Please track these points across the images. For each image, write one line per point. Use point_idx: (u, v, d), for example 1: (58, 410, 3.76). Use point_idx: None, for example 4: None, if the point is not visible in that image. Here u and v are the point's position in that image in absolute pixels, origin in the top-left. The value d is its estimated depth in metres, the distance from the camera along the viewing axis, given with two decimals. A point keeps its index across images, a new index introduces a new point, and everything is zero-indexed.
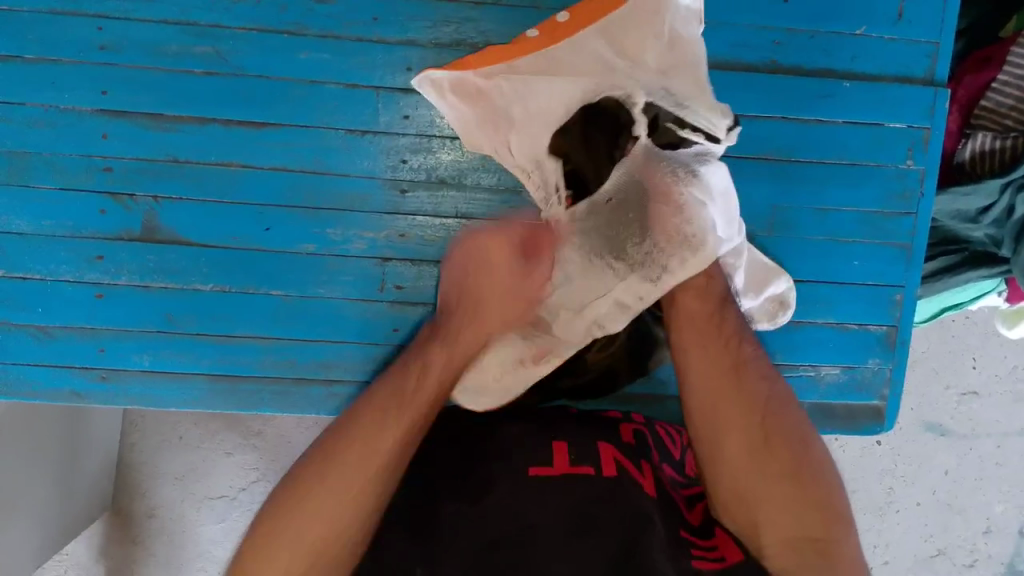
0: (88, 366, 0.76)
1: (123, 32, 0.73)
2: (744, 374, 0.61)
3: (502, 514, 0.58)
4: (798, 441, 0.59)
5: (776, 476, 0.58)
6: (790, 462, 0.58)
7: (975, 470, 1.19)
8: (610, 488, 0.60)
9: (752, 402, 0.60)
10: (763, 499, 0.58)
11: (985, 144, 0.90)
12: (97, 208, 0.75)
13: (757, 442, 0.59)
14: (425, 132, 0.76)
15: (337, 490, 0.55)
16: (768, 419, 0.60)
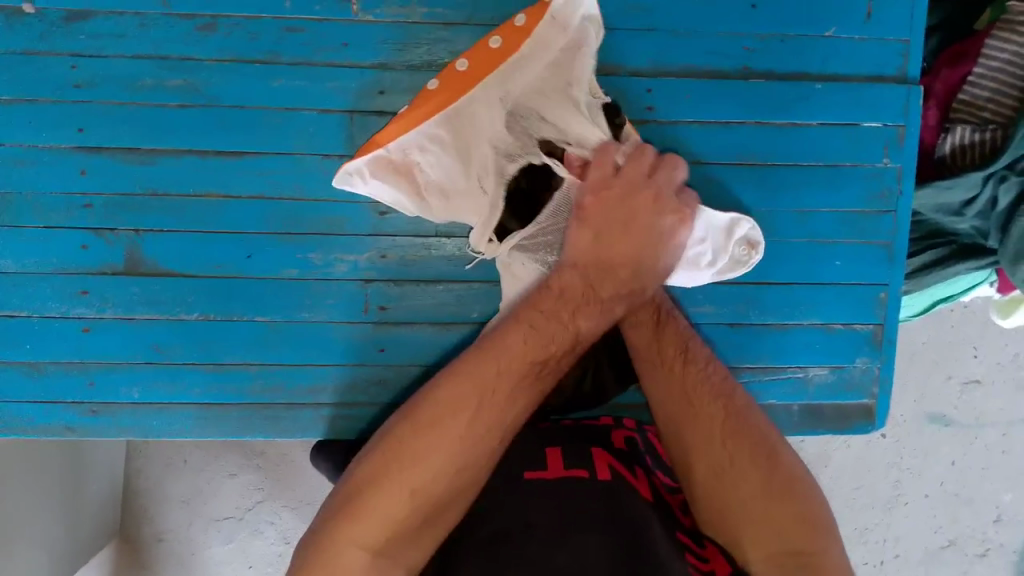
0: (78, 399, 0.77)
1: (98, 68, 0.74)
2: (706, 395, 0.62)
3: (499, 517, 0.60)
4: (765, 453, 0.58)
5: (750, 494, 0.57)
6: (760, 477, 0.57)
7: (981, 460, 1.19)
8: (601, 487, 0.61)
9: (712, 420, 0.61)
10: (744, 518, 0.56)
11: (965, 138, 0.90)
12: (80, 244, 0.75)
13: (723, 463, 0.58)
14: None
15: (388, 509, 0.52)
16: (731, 437, 0.59)
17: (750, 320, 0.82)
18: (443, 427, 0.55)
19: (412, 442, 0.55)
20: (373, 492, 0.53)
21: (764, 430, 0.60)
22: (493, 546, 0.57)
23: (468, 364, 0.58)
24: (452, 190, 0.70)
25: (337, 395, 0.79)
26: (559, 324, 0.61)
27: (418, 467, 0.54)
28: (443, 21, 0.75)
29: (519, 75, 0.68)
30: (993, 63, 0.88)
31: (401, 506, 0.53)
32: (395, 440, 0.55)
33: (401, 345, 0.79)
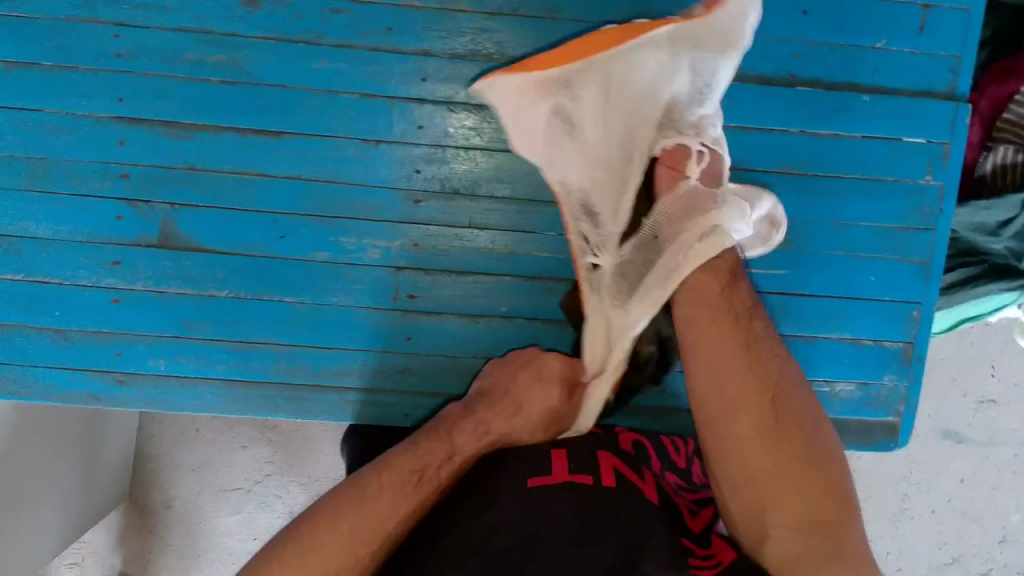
0: (104, 369, 0.77)
1: (142, 40, 0.73)
2: (755, 358, 0.61)
3: (502, 523, 0.58)
4: (805, 432, 0.58)
5: (785, 457, 0.57)
6: (797, 446, 0.57)
7: (993, 478, 1.18)
8: (608, 497, 0.60)
9: (760, 392, 0.59)
10: (771, 482, 0.57)
11: (1008, 157, 0.89)
12: (115, 215, 0.75)
13: (767, 424, 0.58)
14: (439, 142, 0.76)
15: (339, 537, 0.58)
16: (776, 406, 0.59)
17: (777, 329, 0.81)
18: (367, 503, 0.61)
19: (329, 514, 0.60)
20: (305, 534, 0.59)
21: (813, 413, 0.60)
22: (501, 558, 0.55)
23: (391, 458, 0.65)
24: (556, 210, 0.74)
25: (359, 380, 0.79)
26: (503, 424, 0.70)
27: (342, 526, 0.59)
28: (489, 11, 0.75)
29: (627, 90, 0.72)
30: None
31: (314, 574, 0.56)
32: (319, 512, 0.61)
33: (428, 334, 0.79)
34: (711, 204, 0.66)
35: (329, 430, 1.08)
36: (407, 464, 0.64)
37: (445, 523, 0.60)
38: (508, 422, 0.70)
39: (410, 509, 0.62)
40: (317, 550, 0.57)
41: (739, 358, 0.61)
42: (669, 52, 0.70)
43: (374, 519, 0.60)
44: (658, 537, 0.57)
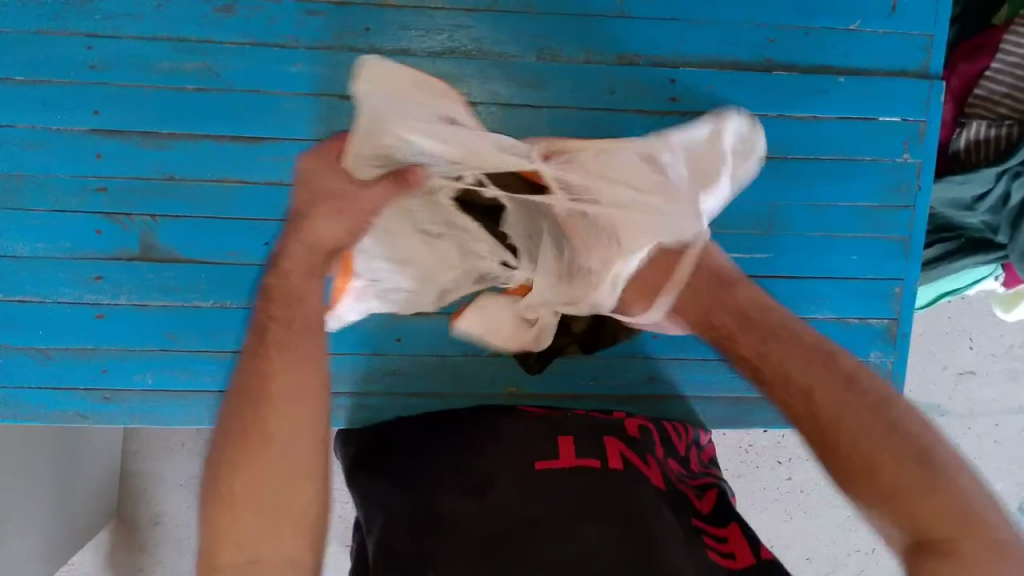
0: (90, 386, 0.76)
1: (113, 50, 0.72)
2: (817, 375, 0.52)
3: (508, 506, 0.59)
4: (894, 433, 0.47)
5: (892, 429, 0.48)
6: (896, 459, 0.46)
7: (974, 449, 1.20)
8: (613, 477, 0.62)
9: (835, 415, 0.50)
10: (902, 479, 0.45)
11: (981, 133, 0.90)
12: (93, 229, 0.74)
13: (868, 452, 0.47)
14: None
15: (271, 453, 0.48)
16: (851, 420, 0.49)
17: None
18: (261, 432, 0.48)
19: (234, 456, 0.48)
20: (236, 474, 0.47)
21: (906, 414, 0.49)
22: (503, 539, 0.55)
23: (254, 366, 0.51)
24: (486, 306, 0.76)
25: (346, 384, 0.80)
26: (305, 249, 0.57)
27: (272, 443, 0.48)
28: (464, 8, 0.75)
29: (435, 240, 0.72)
30: (1011, 58, 0.88)
31: (256, 508, 0.46)
32: (220, 461, 0.48)
33: (418, 335, 0.80)
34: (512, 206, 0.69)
35: None
36: (286, 357, 0.51)
37: (446, 501, 0.61)
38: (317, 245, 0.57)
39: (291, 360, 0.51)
40: (245, 478, 0.47)
41: (811, 389, 0.52)
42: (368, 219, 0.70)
43: (285, 417, 0.49)
44: (663, 516, 0.58)
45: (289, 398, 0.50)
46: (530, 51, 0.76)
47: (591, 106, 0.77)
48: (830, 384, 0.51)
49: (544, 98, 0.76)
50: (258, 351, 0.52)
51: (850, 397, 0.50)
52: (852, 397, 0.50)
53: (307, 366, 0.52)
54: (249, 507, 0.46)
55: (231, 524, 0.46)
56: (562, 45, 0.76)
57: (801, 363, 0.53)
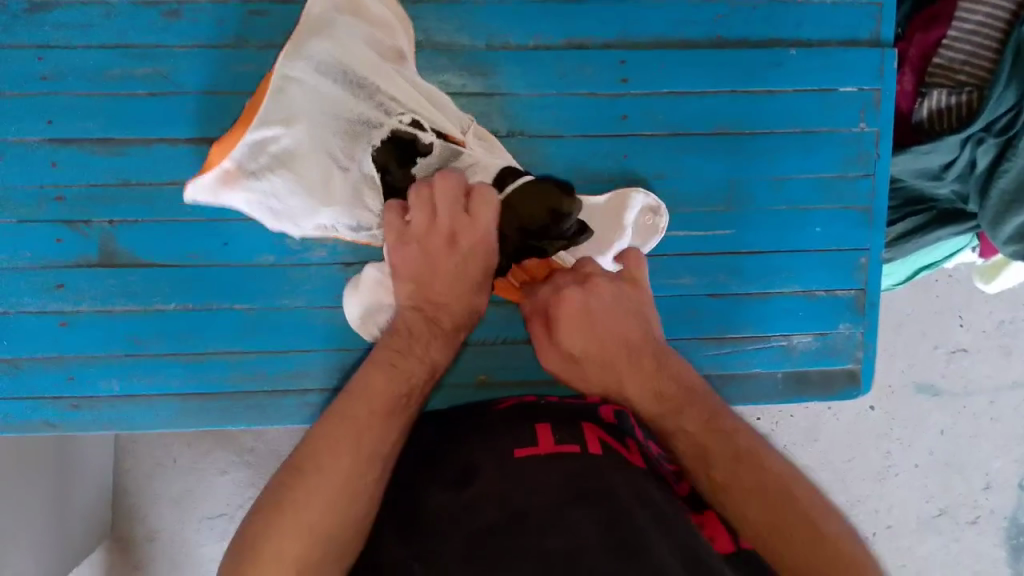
0: (59, 396, 0.76)
1: (63, 59, 0.73)
2: (713, 436, 0.61)
3: (490, 498, 0.57)
4: (784, 497, 0.55)
5: (742, 461, 0.58)
6: (752, 470, 0.57)
7: (969, 427, 1.19)
8: (593, 465, 0.59)
9: (728, 471, 0.58)
10: (754, 500, 0.55)
11: (942, 101, 0.90)
12: (54, 238, 0.74)
13: (750, 498, 0.56)
14: (346, 117, 0.72)
15: (339, 488, 0.54)
16: (733, 460, 0.58)
17: (732, 290, 0.81)
18: (341, 471, 0.55)
19: (296, 490, 0.54)
20: (304, 498, 0.53)
21: (760, 441, 0.60)
22: (488, 532, 0.53)
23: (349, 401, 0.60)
24: (350, 206, 0.73)
25: (317, 381, 0.78)
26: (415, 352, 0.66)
27: (346, 489, 0.55)
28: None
29: (307, 128, 0.71)
30: (966, 26, 0.88)
31: (307, 536, 0.51)
32: (290, 481, 0.54)
33: None
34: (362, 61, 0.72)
35: None
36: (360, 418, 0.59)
37: (429, 498, 0.60)
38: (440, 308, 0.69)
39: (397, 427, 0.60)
40: (310, 509, 0.53)
41: (710, 441, 0.60)
42: (279, 128, 0.69)
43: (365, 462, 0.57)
44: (653, 502, 0.56)
45: (354, 455, 0.56)
46: (479, 38, 0.76)
47: (544, 91, 0.77)
48: (706, 428, 0.62)
49: (497, 86, 0.76)
50: (382, 407, 0.60)
51: (713, 420, 0.62)
52: (738, 449, 0.59)
53: (401, 414, 0.61)
54: (304, 531, 0.51)
55: (271, 543, 0.51)
56: (511, 31, 0.76)
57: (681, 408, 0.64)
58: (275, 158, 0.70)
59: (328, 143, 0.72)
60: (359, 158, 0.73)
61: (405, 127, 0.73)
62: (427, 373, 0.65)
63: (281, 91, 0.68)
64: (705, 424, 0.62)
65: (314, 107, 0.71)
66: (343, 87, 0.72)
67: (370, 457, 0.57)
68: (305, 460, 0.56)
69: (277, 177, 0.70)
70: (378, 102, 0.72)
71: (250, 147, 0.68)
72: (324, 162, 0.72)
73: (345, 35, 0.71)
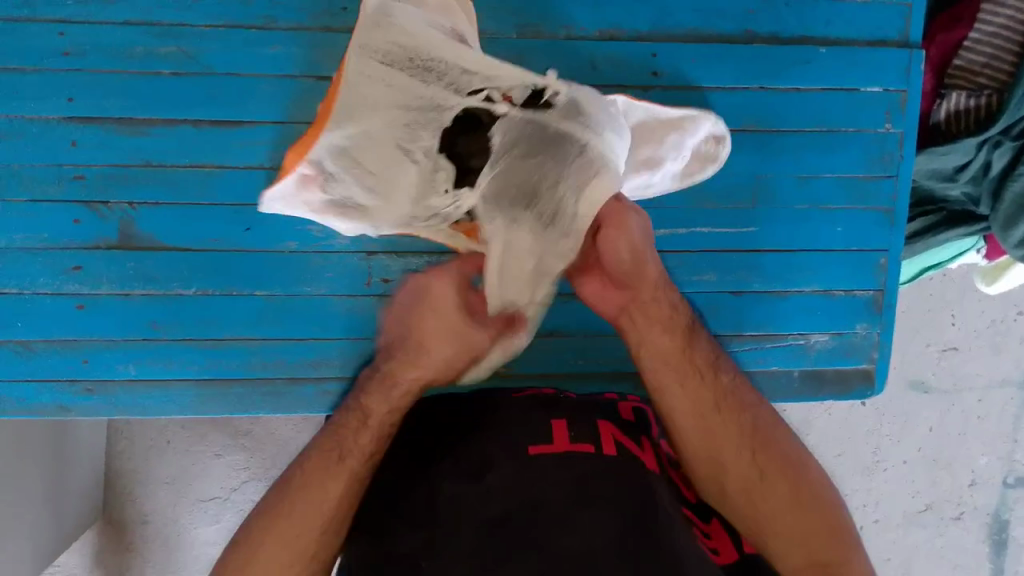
0: (73, 379, 0.75)
1: (85, 36, 0.71)
2: (725, 408, 0.65)
3: (504, 494, 0.57)
4: (791, 485, 0.61)
5: (744, 450, 0.63)
6: (755, 462, 0.63)
7: (959, 424, 1.21)
8: (613, 464, 0.60)
9: (747, 458, 0.63)
10: (762, 500, 0.61)
11: (960, 103, 0.91)
12: (71, 218, 0.73)
13: (754, 477, 0.62)
14: (429, 107, 0.65)
15: (291, 531, 0.59)
16: (741, 442, 0.63)
17: (751, 287, 0.81)
18: (299, 510, 0.60)
19: (274, 523, 0.59)
20: (267, 539, 0.58)
21: (769, 425, 0.65)
22: (496, 530, 0.54)
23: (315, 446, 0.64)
24: (422, 194, 0.67)
25: (337, 370, 0.77)
26: (357, 425, 0.65)
27: (291, 525, 0.59)
28: None
29: (362, 116, 0.64)
30: (988, 27, 0.88)
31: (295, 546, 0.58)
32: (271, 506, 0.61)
33: None
34: (430, 35, 0.64)
35: (303, 430, 1.06)
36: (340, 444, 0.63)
37: (442, 489, 0.59)
38: (418, 372, 0.68)
39: (344, 484, 0.61)
40: (264, 551, 0.58)
41: (714, 417, 0.64)
42: (339, 133, 0.64)
43: (317, 506, 0.60)
44: (663, 507, 0.57)
45: (298, 518, 0.59)
46: (510, 28, 0.75)
47: (572, 82, 0.76)
48: (704, 382, 0.65)
49: (525, 75, 0.76)
50: (321, 464, 0.62)
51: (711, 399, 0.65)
52: (747, 425, 0.64)
53: (338, 472, 0.62)
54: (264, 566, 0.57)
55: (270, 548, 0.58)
56: (541, 21, 0.76)
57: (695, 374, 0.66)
58: (353, 163, 0.65)
59: (398, 137, 0.65)
60: (427, 145, 0.65)
61: (474, 100, 0.65)
62: (393, 422, 0.66)
63: (359, 88, 0.63)
64: (720, 392, 0.66)
65: (383, 105, 0.64)
66: (410, 76, 0.64)
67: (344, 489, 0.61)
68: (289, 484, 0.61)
69: (352, 183, 0.66)
70: (449, 82, 0.65)
71: (325, 155, 0.65)
72: (392, 156, 0.65)
73: (411, 23, 0.64)
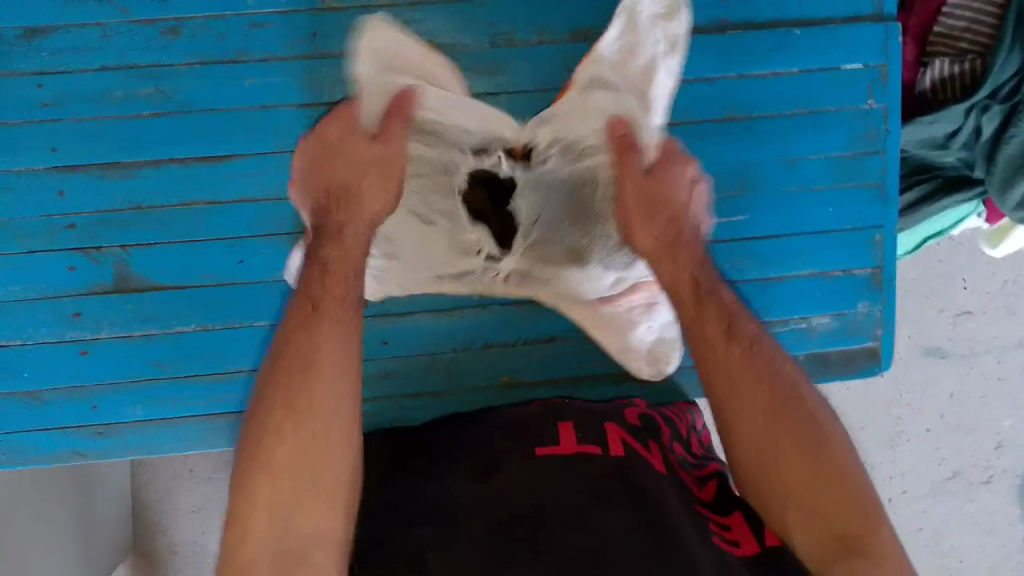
0: (84, 424, 0.76)
1: (65, 85, 0.72)
2: (750, 359, 0.58)
3: (512, 494, 0.58)
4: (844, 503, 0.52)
5: (795, 451, 0.55)
6: (806, 464, 0.54)
7: (978, 388, 1.20)
8: (619, 464, 0.61)
9: (792, 458, 0.55)
10: (801, 508, 0.53)
11: (945, 70, 0.90)
12: (67, 267, 0.74)
13: (798, 480, 0.54)
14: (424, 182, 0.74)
15: (310, 418, 0.52)
16: (798, 454, 0.54)
17: (747, 275, 0.81)
18: (304, 395, 0.53)
19: (277, 418, 0.52)
20: (268, 447, 0.51)
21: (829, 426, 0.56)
22: (508, 526, 0.54)
23: (274, 371, 0.55)
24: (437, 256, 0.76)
25: None
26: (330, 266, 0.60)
27: (316, 404, 0.53)
28: (412, 3, 0.74)
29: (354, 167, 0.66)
30: None
31: (281, 477, 0.51)
32: (252, 437, 0.52)
33: (403, 334, 0.80)
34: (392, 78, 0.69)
35: None
36: (303, 346, 0.55)
37: (452, 491, 0.60)
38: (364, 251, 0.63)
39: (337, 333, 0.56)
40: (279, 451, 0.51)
41: (742, 369, 0.58)
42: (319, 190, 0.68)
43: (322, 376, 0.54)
44: (674, 500, 0.57)
45: (316, 406, 0.53)
46: (484, 39, 0.75)
47: (551, 87, 0.76)
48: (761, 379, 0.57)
49: (503, 84, 0.76)
50: (302, 317, 0.57)
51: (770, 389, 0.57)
52: (774, 379, 0.57)
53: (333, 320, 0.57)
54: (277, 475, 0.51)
55: (259, 501, 0.50)
56: (514, 29, 0.75)
57: (725, 324, 0.60)
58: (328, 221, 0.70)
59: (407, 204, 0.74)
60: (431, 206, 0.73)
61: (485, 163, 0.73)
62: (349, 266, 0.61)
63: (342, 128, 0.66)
64: (747, 344, 0.59)
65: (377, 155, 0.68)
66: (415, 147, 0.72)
67: (338, 396, 0.54)
68: (262, 419, 0.53)
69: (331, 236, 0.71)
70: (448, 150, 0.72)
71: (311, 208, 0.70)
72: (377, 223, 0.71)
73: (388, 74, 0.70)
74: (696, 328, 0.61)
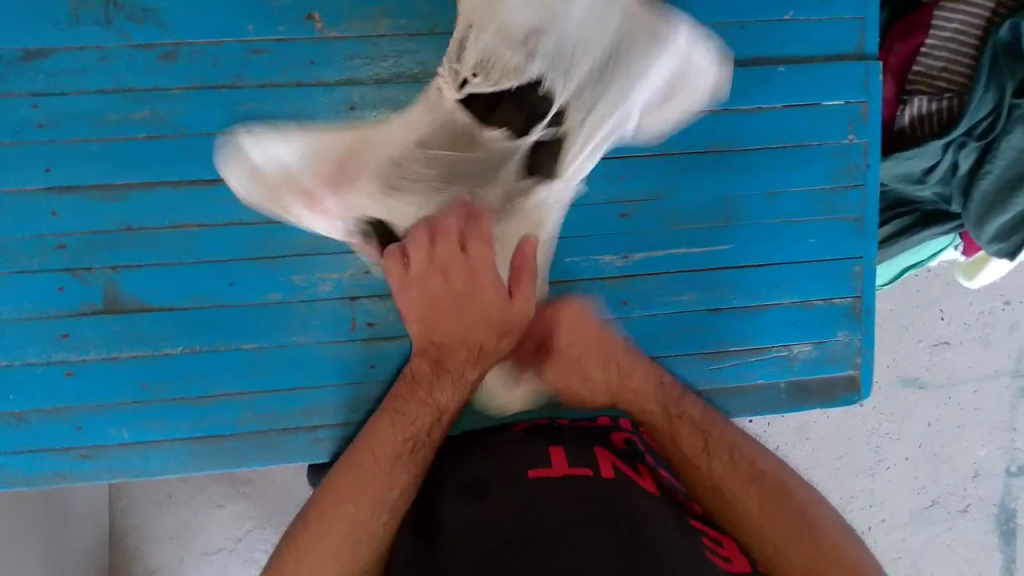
0: (68, 445, 0.75)
1: (60, 108, 0.72)
2: (732, 459, 0.66)
3: (505, 518, 0.58)
4: (812, 532, 0.60)
5: (763, 498, 0.63)
6: (774, 505, 0.62)
7: (955, 418, 1.21)
8: (608, 486, 0.61)
9: (755, 498, 0.63)
10: (782, 550, 0.60)
11: (923, 108, 0.92)
12: (57, 287, 0.74)
13: (770, 516, 0.62)
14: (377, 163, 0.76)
15: (359, 502, 0.60)
16: (769, 498, 0.63)
17: (731, 304, 0.83)
18: (365, 477, 0.61)
19: (336, 495, 0.61)
20: (321, 528, 0.59)
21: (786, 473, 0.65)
22: (509, 556, 0.55)
23: (341, 471, 0.62)
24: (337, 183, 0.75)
25: (329, 418, 0.78)
26: (418, 403, 0.67)
27: (368, 492, 0.61)
28: (406, 33, 0.75)
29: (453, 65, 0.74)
30: (944, 33, 0.91)
31: None
32: (301, 531, 0.59)
33: (391, 361, 0.78)
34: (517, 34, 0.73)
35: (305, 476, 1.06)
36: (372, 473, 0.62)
37: (450, 516, 0.60)
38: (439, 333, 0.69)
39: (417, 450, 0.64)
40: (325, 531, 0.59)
41: (726, 472, 0.65)
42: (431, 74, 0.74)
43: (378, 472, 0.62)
44: (664, 531, 0.56)
45: (370, 489, 0.61)
46: None
47: None
48: (727, 450, 0.67)
49: None
50: (446, 373, 0.69)
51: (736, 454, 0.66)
52: (757, 477, 0.64)
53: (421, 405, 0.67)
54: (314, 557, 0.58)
55: None
56: None
57: (703, 438, 0.68)
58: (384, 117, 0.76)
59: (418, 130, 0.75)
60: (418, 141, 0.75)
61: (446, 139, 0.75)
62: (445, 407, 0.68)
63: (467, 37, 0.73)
64: (727, 449, 0.67)
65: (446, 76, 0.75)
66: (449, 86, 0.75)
67: (385, 486, 0.61)
68: (313, 518, 0.60)
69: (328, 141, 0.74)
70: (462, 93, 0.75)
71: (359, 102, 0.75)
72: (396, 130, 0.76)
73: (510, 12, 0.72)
74: (680, 444, 0.69)
